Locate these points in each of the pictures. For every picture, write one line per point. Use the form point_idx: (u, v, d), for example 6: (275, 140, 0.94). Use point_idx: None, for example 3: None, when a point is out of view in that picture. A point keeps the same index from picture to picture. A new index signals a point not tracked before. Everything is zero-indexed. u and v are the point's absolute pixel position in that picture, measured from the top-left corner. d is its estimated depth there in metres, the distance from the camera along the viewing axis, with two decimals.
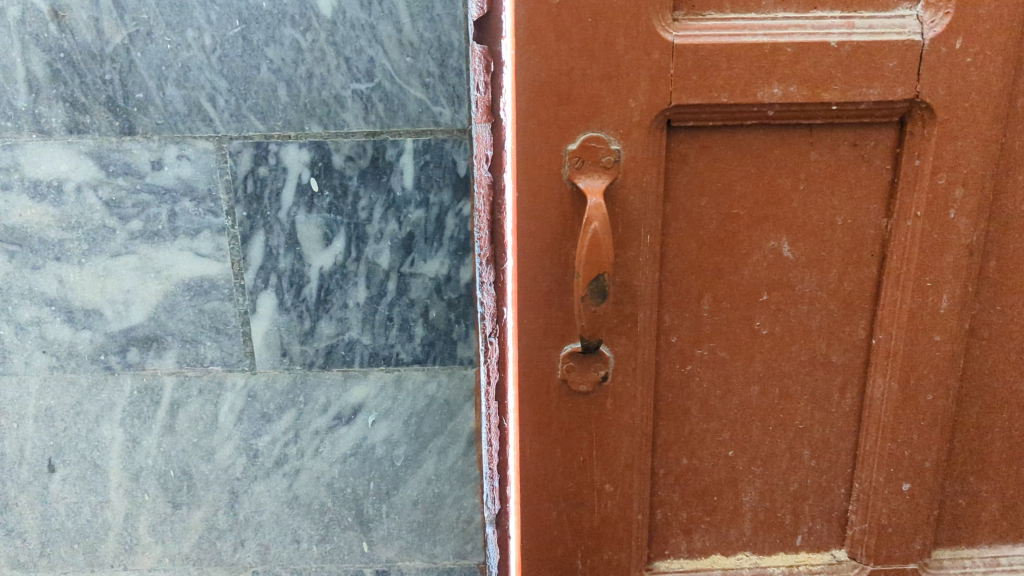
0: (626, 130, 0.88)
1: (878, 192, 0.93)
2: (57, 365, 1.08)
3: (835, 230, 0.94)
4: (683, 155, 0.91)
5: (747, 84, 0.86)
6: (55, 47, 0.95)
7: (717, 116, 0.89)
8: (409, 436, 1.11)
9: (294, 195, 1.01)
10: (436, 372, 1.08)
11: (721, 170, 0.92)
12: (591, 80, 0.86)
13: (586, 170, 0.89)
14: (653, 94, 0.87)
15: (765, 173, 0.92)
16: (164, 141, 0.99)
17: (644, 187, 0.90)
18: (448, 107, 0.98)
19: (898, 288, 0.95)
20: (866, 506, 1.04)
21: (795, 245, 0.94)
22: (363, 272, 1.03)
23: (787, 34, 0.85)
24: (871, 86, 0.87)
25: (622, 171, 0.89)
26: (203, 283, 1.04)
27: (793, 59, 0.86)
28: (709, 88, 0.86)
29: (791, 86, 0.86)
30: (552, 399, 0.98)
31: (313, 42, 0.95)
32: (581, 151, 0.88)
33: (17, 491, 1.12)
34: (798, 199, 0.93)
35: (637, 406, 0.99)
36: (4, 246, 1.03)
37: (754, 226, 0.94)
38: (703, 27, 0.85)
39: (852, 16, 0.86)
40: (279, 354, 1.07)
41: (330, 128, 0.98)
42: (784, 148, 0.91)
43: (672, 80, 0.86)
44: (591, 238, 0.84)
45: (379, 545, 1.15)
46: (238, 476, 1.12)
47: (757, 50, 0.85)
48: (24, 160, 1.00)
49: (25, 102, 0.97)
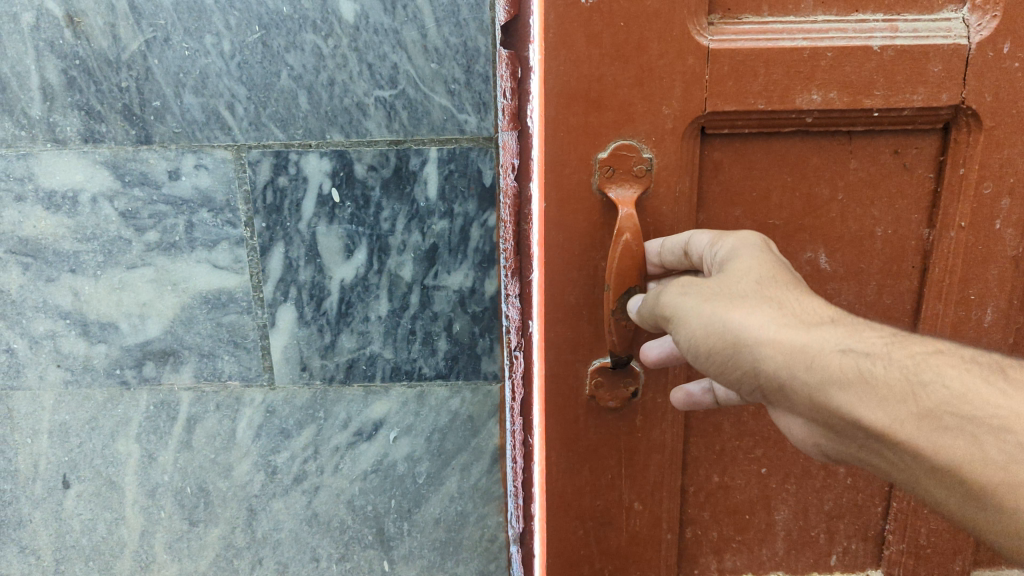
0: (659, 138, 0.84)
1: (919, 202, 0.88)
2: (72, 379, 1.05)
3: (875, 240, 0.89)
4: (717, 164, 0.87)
5: (786, 90, 0.82)
6: (70, 54, 0.92)
7: (754, 123, 0.84)
8: (431, 453, 1.07)
9: (314, 205, 0.98)
10: (459, 387, 1.05)
11: (756, 179, 0.87)
12: (622, 86, 0.82)
13: (617, 179, 0.85)
14: (687, 101, 0.83)
15: (801, 182, 0.87)
16: (181, 150, 0.96)
17: (677, 197, 0.86)
18: (474, 115, 0.94)
19: (940, 300, 0.90)
20: (903, 525, 0.99)
21: (834, 256, 0.89)
22: (385, 285, 1.00)
23: (827, 38, 0.81)
24: (915, 92, 0.81)
25: (654, 180, 0.85)
26: (221, 295, 1.01)
27: (833, 64, 0.81)
28: (746, 95, 0.82)
29: (831, 92, 0.82)
30: (580, 413, 0.95)
31: (335, 48, 0.92)
32: (611, 160, 0.84)
33: (31, 508, 1.10)
34: (836, 209, 0.88)
35: (668, 422, 0.95)
36: (18, 258, 1.00)
37: (791, 237, 0.89)
38: (739, 32, 0.81)
39: (895, 19, 0.81)
40: (298, 369, 1.04)
41: (352, 136, 0.95)
42: (822, 156, 0.86)
43: (707, 86, 0.82)
44: (623, 249, 0.81)
45: (400, 564, 1.12)
46: (256, 493, 1.09)
47: (796, 54, 0.81)
48: (39, 170, 0.97)
49: (40, 111, 0.95)
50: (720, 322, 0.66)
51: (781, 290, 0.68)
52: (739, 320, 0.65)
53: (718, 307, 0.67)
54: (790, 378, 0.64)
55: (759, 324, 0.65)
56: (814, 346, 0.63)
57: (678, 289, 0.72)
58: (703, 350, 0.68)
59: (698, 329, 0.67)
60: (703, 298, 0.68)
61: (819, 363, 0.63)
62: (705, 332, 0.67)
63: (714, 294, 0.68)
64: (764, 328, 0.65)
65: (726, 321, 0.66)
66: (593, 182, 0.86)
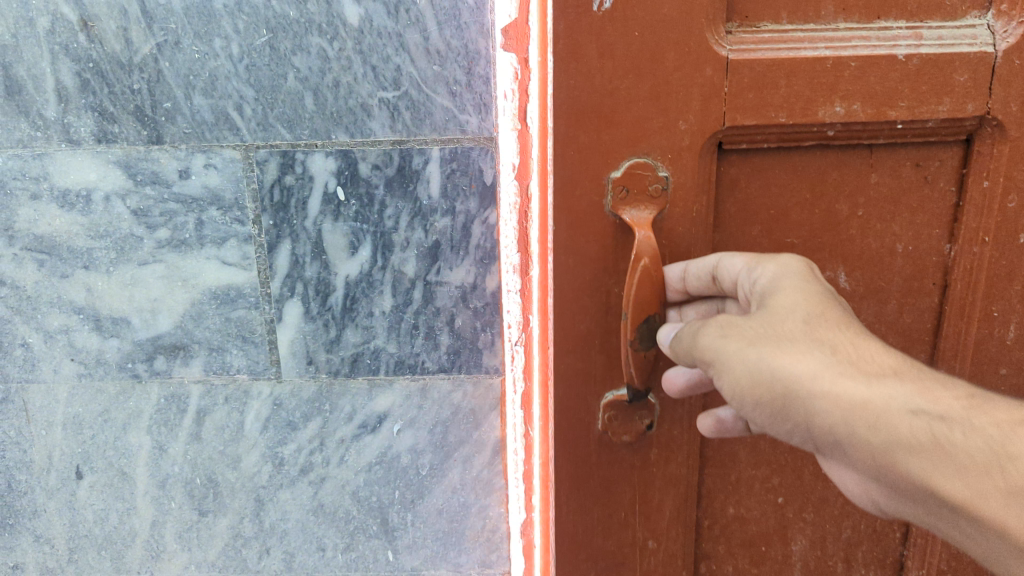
0: (674, 155, 0.83)
1: (940, 215, 0.87)
2: (86, 373, 1.08)
3: (895, 258, 0.88)
4: (733, 180, 0.86)
5: (807, 102, 0.81)
6: (85, 57, 0.95)
7: (774, 137, 0.83)
8: (434, 445, 1.10)
9: (320, 203, 1.00)
10: (461, 381, 1.07)
11: (773, 196, 0.86)
12: (636, 101, 0.81)
13: (631, 201, 0.84)
14: (704, 115, 0.82)
15: (820, 199, 0.86)
16: (191, 150, 0.99)
17: (694, 217, 0.85)
18: (475, 115, 0.97)
19: (961, 318, 0.89)
20: (923, 553, 0.99)
21: (853, 274, 0.88)
22: (389, 281, 1.03)
23: (850, 47, 0.80)
24: (940, 103, 0.81)
25: (670, 201, 0.84)
26: (229, 291, 1.04)
27: (856, 74, 0.80)
28: (767, 108, 0.81)
29: (854, 103, 0.81)
30: (592, 450, 0.94)
31: (340, 51, 0.94)
32: (626, 179, 0.83)
33: (45, 498, 1.13)
34: (856, 225, 0.87)
35: (682, 455, 0.95)
36: (34, 255, 1.04)
37: (811, 256, 0.88)
38: (760, 41, 0.80)
39: (919, 26, 0.80)
40: (304, 362, 1.07)
41: (356, 136, 0.98)
42: (841, 171, 0.85)
43: (726, 98, 0.81)
44: (642, 274, 0.79)
45: (404, 553, 1.15)
46: (264, 483, 1.12)
47: (819, 64, 0.80)
48: (54, 170, 1.01)
49: (55, 113, 0.98)
50: (767, 366, 0.64)
51: (827, 329, 0.66)
52: (793, 369, 0.64)
53: (764, 350, 0.65)
54: (846, 433, 0.63)
55: (815, 375, 0.63)
56: (879, 403, 0.62)
57: (716, 328, 0.69)
58: (744, 394, 0.66)
59: (742, 374, 0.65)
60: (748, 342, 0.66)
61: (883, 421, 0.62)
62: (755, 381, 0.65)
63: (757, 335, 0.66)
64: (821, 381, 0.63)
65: (778, 370, 0.64)
66: (605, 204, 0.84)
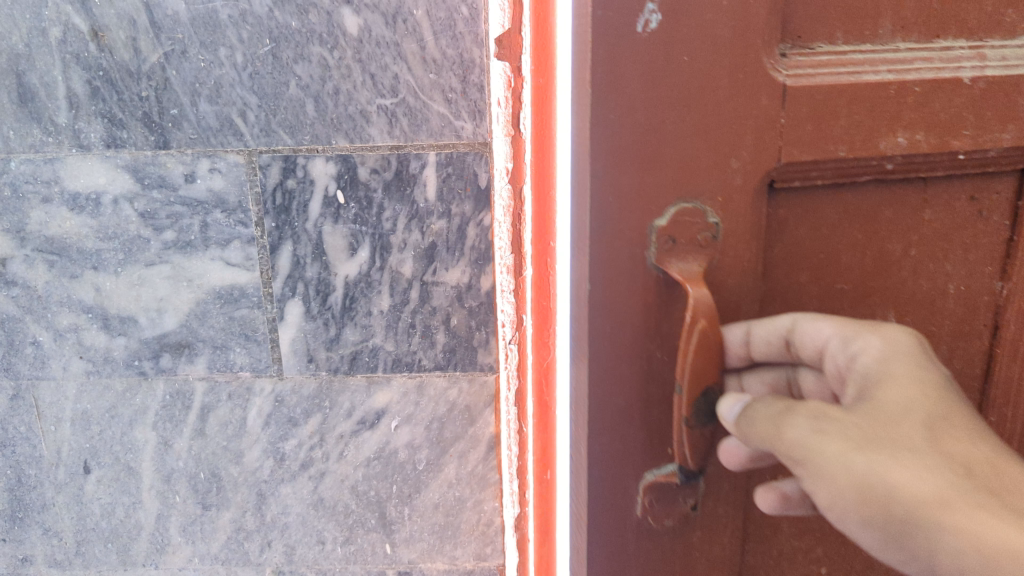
0: (726, 197, 0.68)
1: (994, 251, 0.74)
2: (93, 370, 1.12)
3: (947, 299, 0.75)
4: (783, 223, 0.71)
5: (870, 132, 0.66)
6: (95, 65, 0.99)
7: (831, 173, 0.68)
8: (431, 441, 1.13)
9: (320, 206, 1.04)
10: (457, 378, 1.11)
11: (824, 239, 0.72)
12: (683, 136, 0.66)
13: (679, 251, 0.68)
14: (759, 151, 0.67)
15: (873, 240, 0.72)
16: (197, 155, 1.03)
17: (744, 269, 0.70)
18: (470, 121, 1.01)
19: (1015, 360, 0.78)
20: None
21: (902, 320, 0.75)
22: (386, 281, 1.07)
23: (914, 71, 0.65)
24: (1005, 129, 0.68)
25: (720, 251, 0.69)
26: (233, 291, 1.08)
27: (921, 100, 0.66)
28: (827, 141, 0.66)
29: (918, 133, 0.67)
30: (629, 538, 0.77)
31: (340, 59, 0.98)
32: (672, 228, 0.67)
33: (54, 492, 1.17)
34: (908, 266, 0.73)
35: (728, 534, 0.79)
36: (44, 256, 1.07)
37: (858, 304, 0.74)
38: (818, 65, 0.65)
39: (979, 46, 0.67)
40: (305, 360, 1.10)
41: (355, 141, 1.02)
42: (896, 207, 0.71)
43: (782, 132, 0.66)
44: (699, 341, 0.65)
45: (401, 546, 1.18)
46: (266, 478, 1.16)
47: (882, 91, 0.65)
48: (64, 173, 1.04)
49: (66, 119, 1.02)
50: (881, 487, 0.54)
51: (950, 438, 0.56)
52: (901, 486, 0.54)
53: (875, 460, 0.54)
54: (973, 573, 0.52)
55: (931, 496, 0.53)
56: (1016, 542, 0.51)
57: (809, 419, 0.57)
58: (847, 507, 0.55)
59: (844, 483, 0.54)
60: (852, 444, 0.55)
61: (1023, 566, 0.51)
62: (856, 494, 0.54)
63: (863, 437, 0.55)
64: (940, 505, 0.53)
65: (887, 486, 0.54)
66: (648, 257, 0.68)
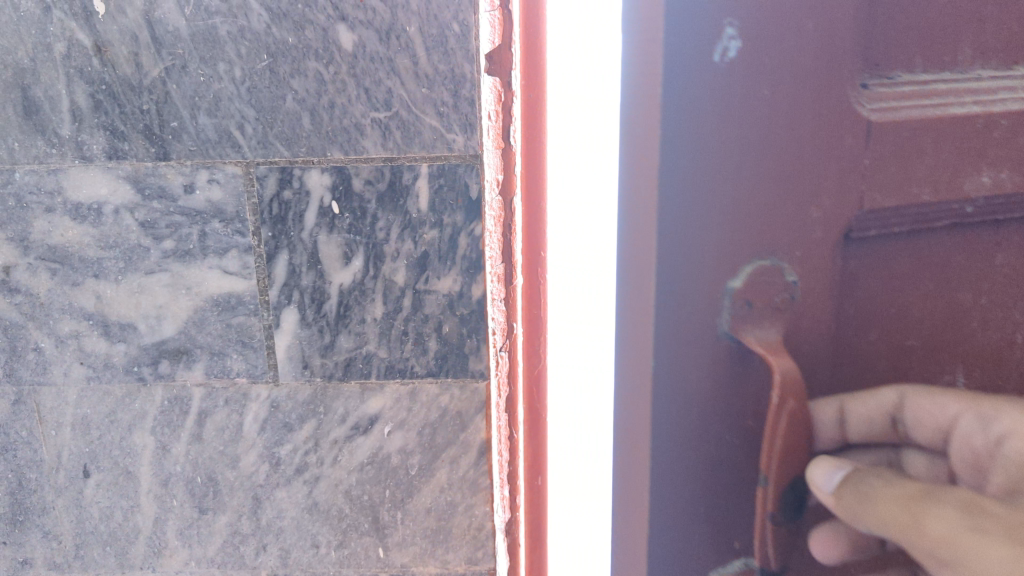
0: (807, 249, 0.78)
1: None
2: (94, 376, 1.15)
3: (1015, 349, 0.81)
4: (859, 275, 0.79)
5: (954, 172, 0.75)
6: (98, 79, 1.03)
7: (911, 220, 0.77)
8: (423, 446, 1.16)
9: (316, 216, 1.07)
10: (449, 385, 1.13)
11: (898, 293, 0.79)
12: (768, 189, 0.76)
13: (756, 313, 0.79)
14: (841, 203, 0.76)
15: (944, 287, 0.79)
16: (196, 166, 1.06)
17: (822, 320, 0.80)
18: (461, 134, 1.04)
19: None
20: None
21: (972, 374, 0.81)
22: (380, 289, 1.09)
23: (999, 101, 0.73)
24: None
25: (800, 309, 0.79)
26: (230, 299, 1.11)
27: (1005, 135, 0.74)
28: (908, 184, 0.75)
29: (1001, 170, 0.75)
30: None
31: (335, 74, 1.01)
32: (747, 288, 0.78)
33: (54, 495, 1.20)
34: (978, 314, 0.80)
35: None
36: (47, 264, 1.10)
37: (925, 364, 0.81)
38: (904, 101, 0.74)
39: None
40: (301, 366, 1.13)
41: (350, 153, 1.05)
42: (966, 255, 0.78)
43: (868, 172, 0.75)
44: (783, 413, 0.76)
45: (394, 550, 1.21)
46: (262, 482, 1.18)
47: (968, 125, 0.74)
48: (67, 184, 1.07)
49: (69, 131, 1.05)
50: None
51: None
52: None
53: None
54: None
55: None
56: None
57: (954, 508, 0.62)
58: None
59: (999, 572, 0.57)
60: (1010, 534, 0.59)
61: None
62: None
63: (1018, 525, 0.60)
64: None
65: None
66: (722, 326, 0.79)
